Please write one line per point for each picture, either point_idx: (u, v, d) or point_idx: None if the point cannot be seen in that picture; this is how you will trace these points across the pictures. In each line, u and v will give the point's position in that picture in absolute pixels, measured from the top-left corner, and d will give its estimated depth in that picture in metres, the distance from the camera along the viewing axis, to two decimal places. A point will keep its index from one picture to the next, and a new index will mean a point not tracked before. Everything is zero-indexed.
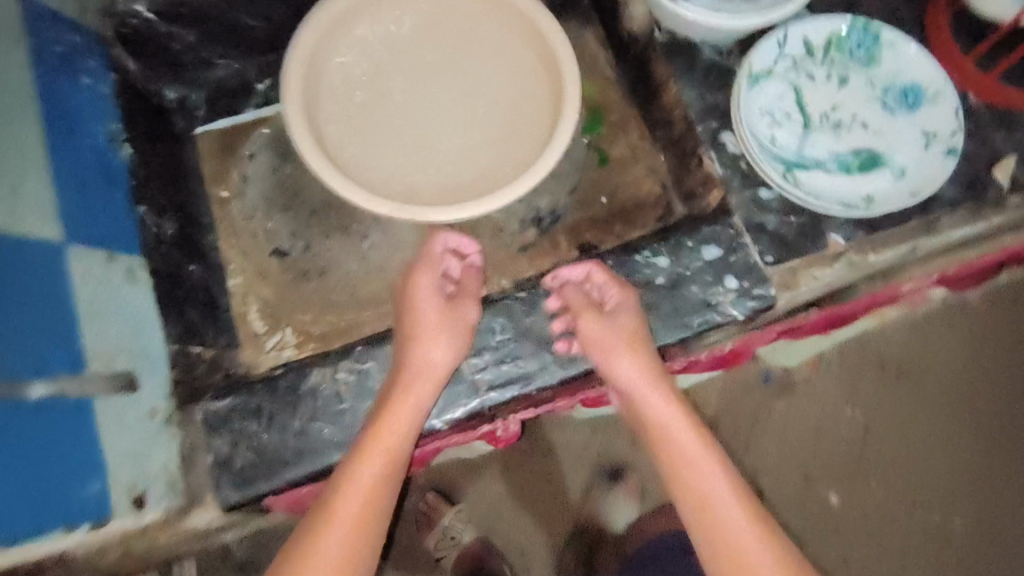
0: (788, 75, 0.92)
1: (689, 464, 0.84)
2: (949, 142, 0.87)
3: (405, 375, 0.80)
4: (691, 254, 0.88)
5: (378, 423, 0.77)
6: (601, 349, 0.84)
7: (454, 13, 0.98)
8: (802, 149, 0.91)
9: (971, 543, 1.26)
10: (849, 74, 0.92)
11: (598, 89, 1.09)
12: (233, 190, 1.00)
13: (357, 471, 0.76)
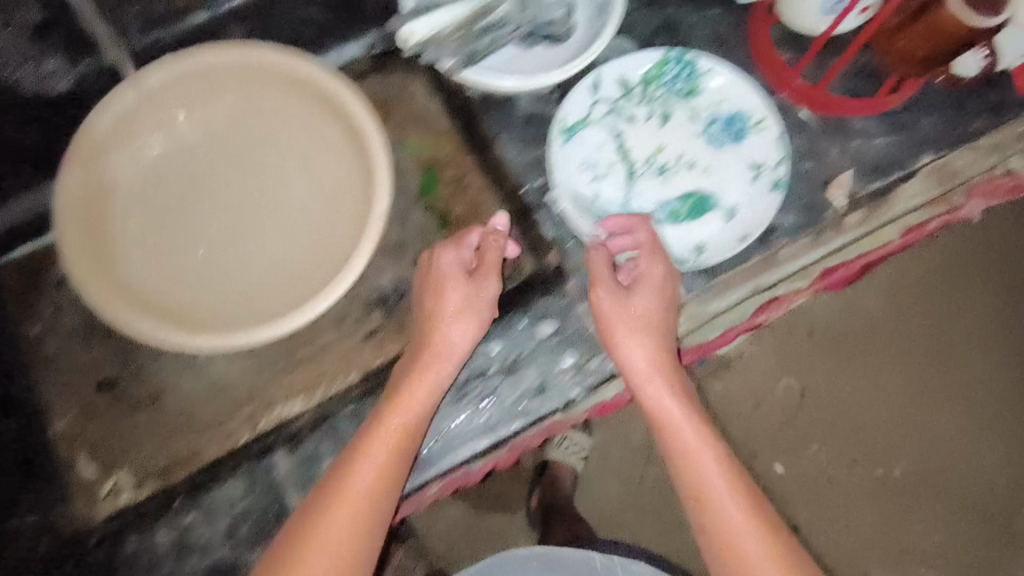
0: (605, 121, 0.87)
1: (692, 450, 0.75)
2: (775, 174, 0.84)
3: (426, 356, 0.78)
4: (524, 333, 0.83)
5: (399, 408, 0.76)
6: (621, 328, 0.77)
7: (242, 89, 0.86)
8: (628, 200, 0.87)
9: (912, 489, 1.25)
10: (670, 109, 0.87)
11: (433, 142, 1.00)
12: (45, 324, 0.92)
13: (377, 462, 0.73)
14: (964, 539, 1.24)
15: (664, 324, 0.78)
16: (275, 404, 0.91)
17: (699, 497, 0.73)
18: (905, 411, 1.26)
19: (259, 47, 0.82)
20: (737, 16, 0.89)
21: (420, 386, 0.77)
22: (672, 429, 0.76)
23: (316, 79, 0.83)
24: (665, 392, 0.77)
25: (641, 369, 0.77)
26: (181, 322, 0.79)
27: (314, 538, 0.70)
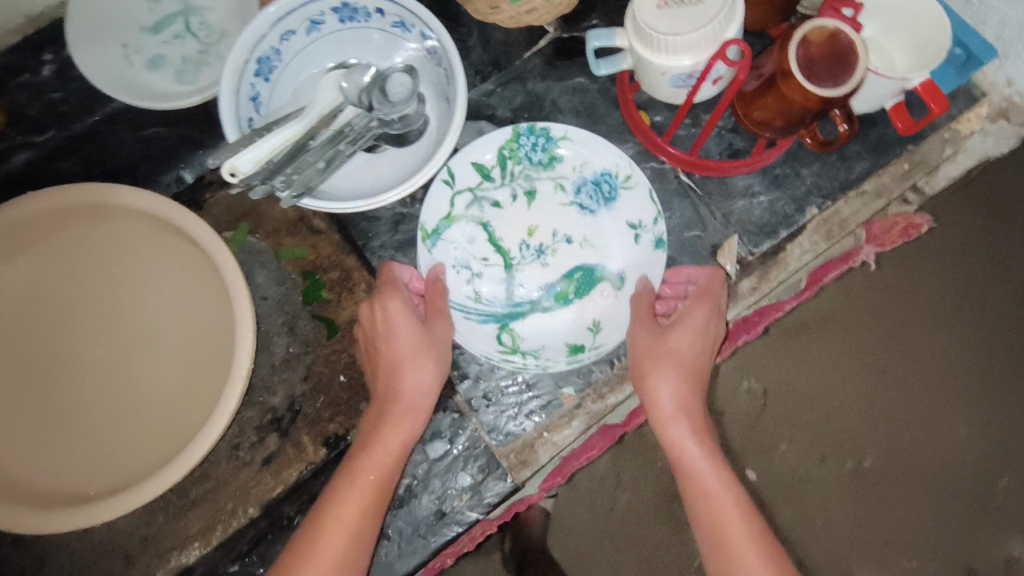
0: (471, 212, 0.82)
1: (712, 487, 0.69)
2: (655, 231, 0.80)
3: (392, 406, 0.74)
4: (416, 458, 0.77)
5: (372, 458, 0.71)
6: (642, 356, 0.74)
7: (85, 230, 0.81)
8: (511, 295, 0.80)
9: (892, 479, 1.06)
10: (534, 185, 0.83)
11: (311, 244, 0.95)
12: None
13: (351, 516, 0.68)
14: (959, 534, 1.06)
15: (676, 351, 0.74)
16: (172, 554, 0.85)
17: (718, 540, 0.66)
18: (897, 406, 1.06)
19: (89, 185, 0.76)
20: (600, 84, 0.88)
21: (392, 436, 0.72)
22: (693, 466, 0.71)
23: (159, 206, 0.77)
24: (681, 424, 0.73)
25: (660, 397, 0.73)
26: (39, 497, 0.73)
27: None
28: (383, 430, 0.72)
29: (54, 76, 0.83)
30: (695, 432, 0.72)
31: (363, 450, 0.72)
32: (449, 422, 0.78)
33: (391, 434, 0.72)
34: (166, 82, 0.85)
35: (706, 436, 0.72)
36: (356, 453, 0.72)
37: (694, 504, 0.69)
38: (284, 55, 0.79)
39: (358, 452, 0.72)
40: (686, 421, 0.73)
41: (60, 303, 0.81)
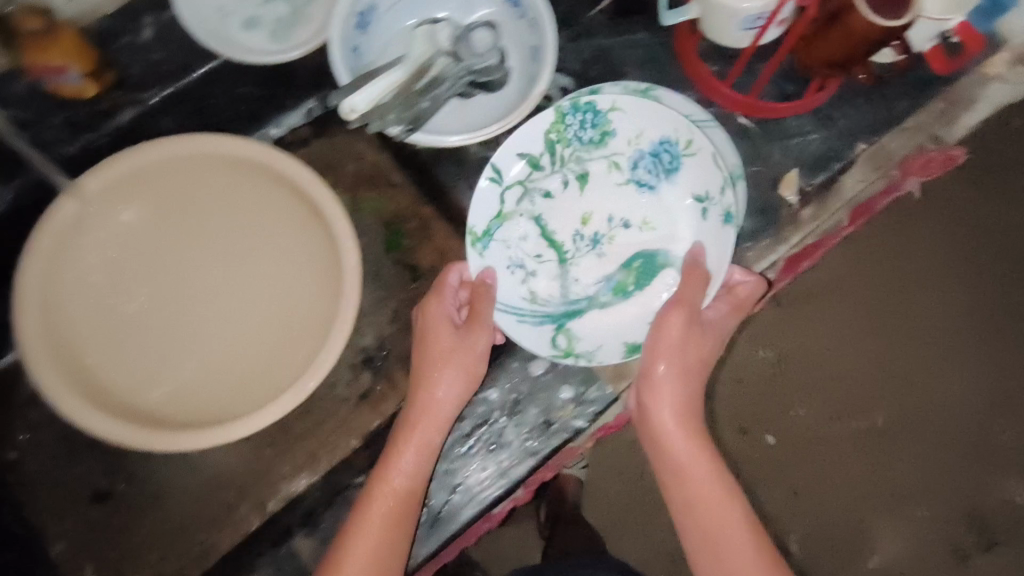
0: (529, 206, 0.86)
1: (700, 477, 0.75)
2: (723, 203, 0.83)
3: (423, 421, 0.79)
4: (521, 375, 0.85)
5: (396, 474, 0.77)
6: (669, 338, 0.78)
7: (192, 183, 0.85)
8: (567, 294, 0.86)
9: (900, 433, 1.21)
10: (586, 175, 0.87)
11: (390, 198, 1.01)
12: (24, 448, 0.89)
13: (380, 527, 0.74)
14: (967, 470, 1.20)
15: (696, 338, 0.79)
16: (279, 484, 0.90)
17: (700, 525, 0.73)
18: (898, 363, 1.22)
19: (197, 136, 0.80)
20: (661, 36, 0.94)
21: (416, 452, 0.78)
22: (685, 456, 0.76)
23: (264, 156, 0.81)
24: (676, 413, 0.78)
25: (660, 387, 0.78)
26: (159, 426, 0.77)
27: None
28: (409, 445, 0.78)
29: (155, 38, 0.85)
30: (684, 424, 0.77)
31: (386, 468, 0.77)
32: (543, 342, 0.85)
33: (415, 450, 0.78)
34: (259, 41, 0.89)
35: (696, 427, 0.78)
36: (379, 471, 0.77)
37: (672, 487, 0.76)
38: (378, 10, 0.84)
39: (383, 469, 0.77)
40: (681, 410, 0.78)
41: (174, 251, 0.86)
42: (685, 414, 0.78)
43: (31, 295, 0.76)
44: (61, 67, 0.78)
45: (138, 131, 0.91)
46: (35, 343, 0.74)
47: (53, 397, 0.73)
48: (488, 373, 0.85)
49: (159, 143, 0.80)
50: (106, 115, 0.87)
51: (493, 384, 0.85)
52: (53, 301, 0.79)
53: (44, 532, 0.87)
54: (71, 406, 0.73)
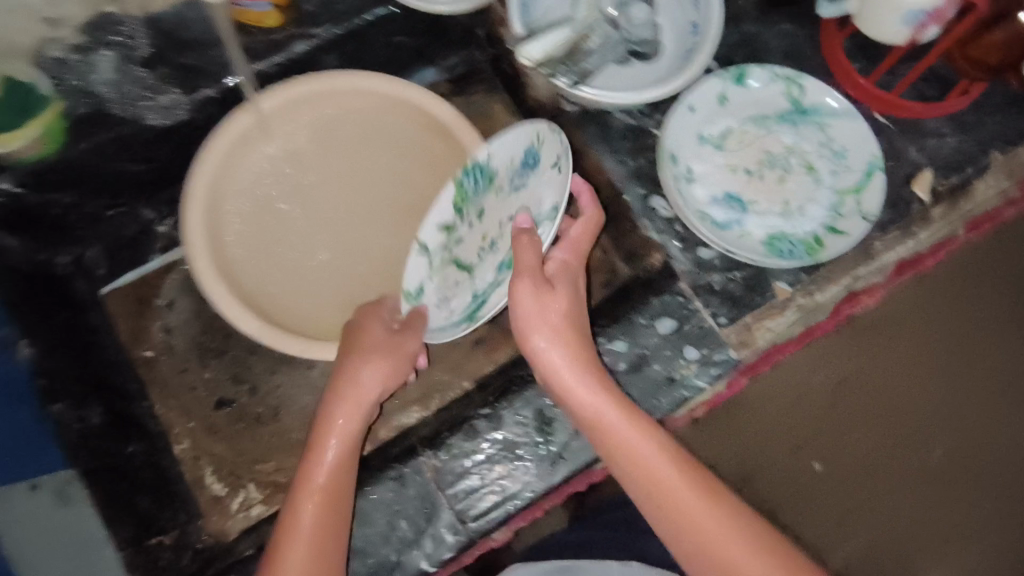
0: (523, 178, 0.77)
1: (644, 468, 0.65)
2: (861, 209, 0.87)
3: (332, 400, 0.73)
4: (646, 331, 0.86)
5: (319, 452, 0.71)
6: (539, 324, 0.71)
7: (349, 117, 0.91)
8: (475, 289, 0.80)
9: None
10: (535, 158, 0.77)
11: None
12: (158, 347, 0.93)
13: (307, 507, 0.68)
14: None
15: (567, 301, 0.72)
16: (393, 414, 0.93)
17: (665, 513, 0.64)
18: None
19: (371, 77, 0.88)
20: (805, 31, 0.98)
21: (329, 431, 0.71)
22: (623, 437, 0.67)
23: (426, 102, 0.88)
24: (578, 385, 0.69)
25: (547, 366, 0.70)
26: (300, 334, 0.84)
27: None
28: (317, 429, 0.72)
29: None
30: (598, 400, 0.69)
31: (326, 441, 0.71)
32: (672, 304, 0.87)
33: (345, 423, 0.72)
34: None
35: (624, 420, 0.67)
36: (315, 443, 0.72)
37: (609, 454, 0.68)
38: None
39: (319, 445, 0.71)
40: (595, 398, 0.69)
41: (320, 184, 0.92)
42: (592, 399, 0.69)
43: (200, 195, 0.82)
44: None
45: (306, 64, 0.95)
46: (200, 241, 0.81)
47: (211, 290, 0.80)
48: (615, 324, 0.86)
49: (334, 75, 0.88)
50: (282, 45, 0.92)
51: (621, 335, 0.86)
52: (216, 207, 0.85)
53: (168, 429, 0.90)
54: (224, 299, 0.80)
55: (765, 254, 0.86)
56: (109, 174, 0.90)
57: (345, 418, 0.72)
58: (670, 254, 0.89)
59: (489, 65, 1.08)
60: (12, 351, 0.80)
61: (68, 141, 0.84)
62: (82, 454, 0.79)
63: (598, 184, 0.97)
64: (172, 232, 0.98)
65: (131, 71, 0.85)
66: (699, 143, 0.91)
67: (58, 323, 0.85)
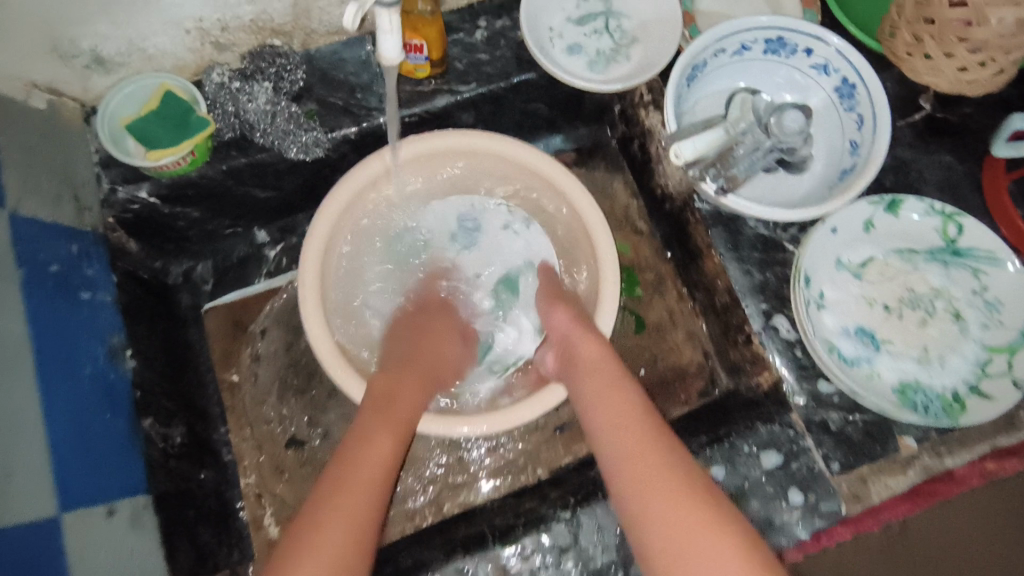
0: (468, 240, 0.94)
1: (638, 452, 0.64)
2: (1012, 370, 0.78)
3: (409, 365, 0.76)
4: (749, 461, 0.80)
5: (392, 396, 0.70)
6: (570, 331, 0.79)
7: (469, 167, 0.90)
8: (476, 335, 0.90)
9: None
10: (478, 224, 0.94)
11: (631, 247, 1.04)
12: (244, 373, 0.94)
13: (380, 439, 0.65)
14: None
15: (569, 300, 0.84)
16: (461, 491, 0.91)
17: (647, 501, 0.60)
18: None
19: (506, 140, 0.85)
20: (968, 165, 0.91)
21: (404, 383, 0.73)
22: (629, 423, 0.67)
23: (557, 176, 0.86)
24: (576, 344, 0.78)
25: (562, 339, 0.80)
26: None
27: (341, 502, 0.59)
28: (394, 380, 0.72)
29: (484, 40, 0.94)
30: (612, 389, 0.71)
31: (395, 391, 0.71)
32: (781, 438, 0.80)
33: (415, 383, 0.73)
34: (577, 66, 0.94)
35: (634, 410, 0.68)
36: (382, 388, 0.71)
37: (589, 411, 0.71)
38: (709, 68, 0.87)
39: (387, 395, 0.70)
40: (609, 388, 0.71)
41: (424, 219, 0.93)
42: (610, 388, 0.71)
43: (319, 237, 0.82)
44: (417, 46, 0.84)
45: (441, 118, 0.95)
46: (310, 284, 0.81)
47: (309, 334, 0.80)
48: (716, 447, 0.80)
49: (470, 134, 0.85)
50: (425, 97, 0.92)
51: (721, 461, 0.80)
52: (331, 249, 0.85)
53: (237, 460, 0.90)
54: (320, 346, 0.79)
55: (895, 402, 0.79)
56: (236, 198, 0.92)
57: (417, 380, 0.74)
58: (785, 380, 0.83)
59: (616, 145, 1.07)
60: (118, 359, 0.77)
61: (210, 160, 0.85)
62: (159, 475, 0.76)
63: (715, 288, 0.92)
64: (280, 258, 0.99)
65: (281, 104, 0.85)
66: (836, 268, 0.85)
67: (160, 336, 0.86)
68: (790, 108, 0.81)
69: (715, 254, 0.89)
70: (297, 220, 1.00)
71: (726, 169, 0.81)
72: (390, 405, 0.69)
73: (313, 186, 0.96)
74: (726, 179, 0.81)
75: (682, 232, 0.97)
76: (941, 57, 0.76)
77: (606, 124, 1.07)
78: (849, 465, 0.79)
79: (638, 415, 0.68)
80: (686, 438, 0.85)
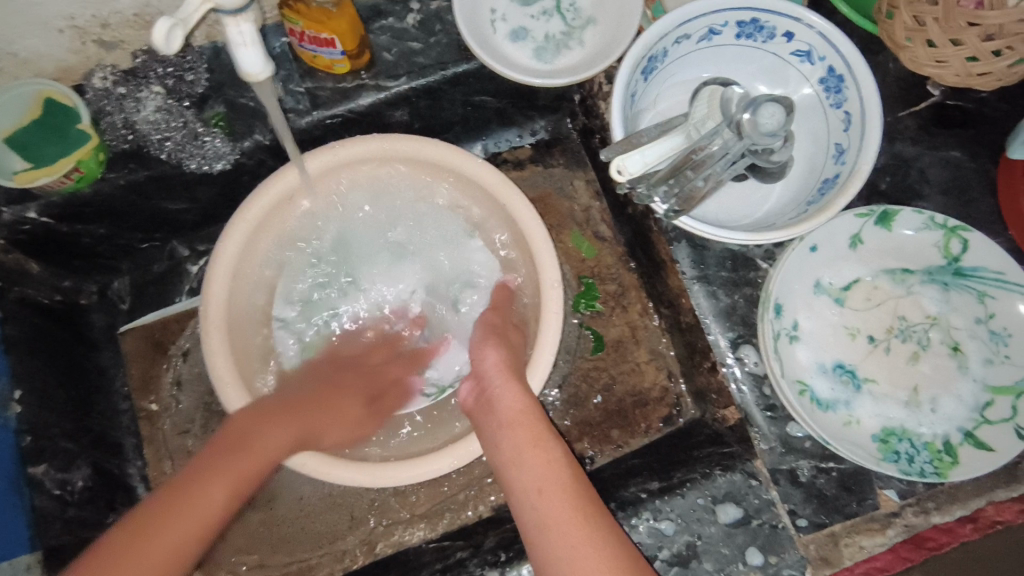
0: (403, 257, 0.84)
1: (560, 520, 0.58)
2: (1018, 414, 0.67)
3: (303, 409, 0.70)
4: (703, 517, 0.70)
5: (268, 419, 0.66)
6: (490, 371, 0.71)
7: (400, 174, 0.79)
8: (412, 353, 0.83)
9: None
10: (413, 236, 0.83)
11: (590, 253, 0.91)
12: (163, 402, 0.86)
13: (233, 467, 0.59)
14: None
15: (503, 335, 0.75)
16: (394, 530, 0.82)
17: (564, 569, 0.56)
18: None
19: (438, 144, 0.75)
20: (983, 164, 0.76)
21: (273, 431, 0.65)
22: (549, 486, 0.61)
23: (497, 186, 0.75)
24: (491, 386, 0.70)
25: (481, 379, 0.71)
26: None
27: (148, 538, 0.53)
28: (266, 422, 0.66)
29: (417, 25, 0.81)
30: (534, 446, 0.64)
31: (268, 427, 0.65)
32: (741, 490, 0.71)
33: (277, 436, 0.64)
34: (523, 55, 0.81)
35: (555, 468, 0.62)
36: (262, 412, 0.67)
37: (505, 469, 0.64)
38: (671, 58, 0.74)
39: (236, 444, 0.61)
40: (530, 442, 0.65)
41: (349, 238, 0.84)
42: (531, 443, 0.64)
43: (227, 260, 0.72)
44: (328, 40, 0.73)
45: (371, 116, 0.84)
46: (215, 312, 0.71)
47: (214, 374, 0.70)
48: (666, 498, 0.71)
49: (399, 138, 0.74)
50: (348, 94, 0.80)
51: (672, 515, 0.71)
52: (246, 270, 0.76)
53: (156, 497, 0.84)
54: (227, 388, 0.70)
55: (875, 454, 0.69)
56: (149, 212, 0.83)
57: (315, 412, 0.70)
58: (752, 421, 0.73)
59: (578, 136, 0.94)
60: (2, 408, 0.71)
61: (107, 172, 0.76)
62: (54, 526, 0.70)
63: (679, 307, 0.81)
64: (203, 273, 0.91)
65: (178, 110, 0.76)
66: (814, 292, 0.73)
67: (63, 369, 0.78)
68: (767, 101, 0.68)
69: (678, 271, 0.78)
70: (221, 230, 0.91)
71: (682, 185, 0.69)
72: (245, 450, 0.61)
73: (232, 195, 0.86)
74: (680, 199, 0.68)
75: (645, 240, 0.85)
76: (946, 44, 0.64)
77: (565, 113, 0.94)
78: (818, 522, 0.70)
79: (560, 475, 0.62)
80: (635, 484, 0.76)
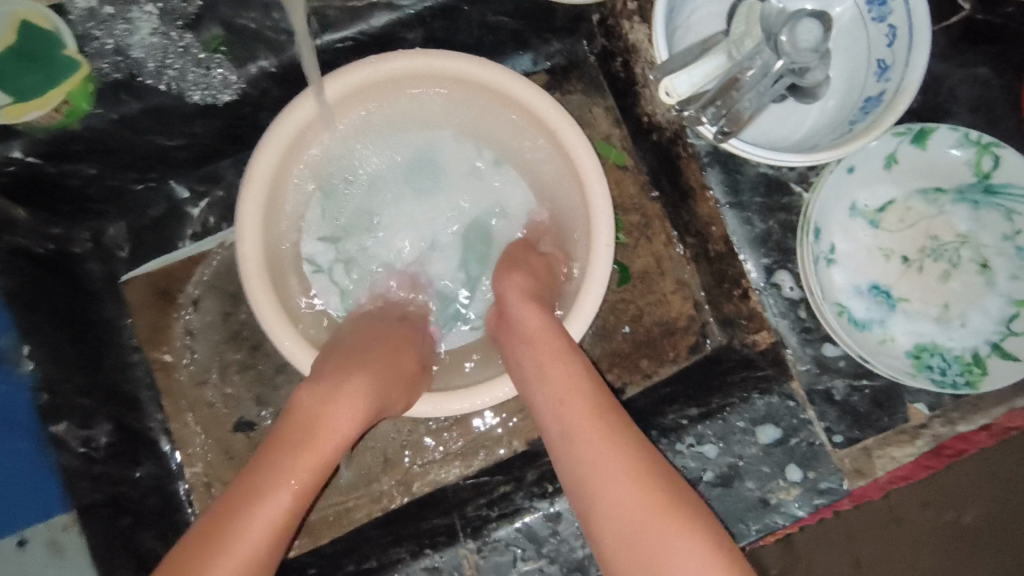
0: (417, 184, 0.81)
1: (581, 430, 0.57)
2: None
3: (383, 337, 0.69)
4: (743, 438, 0.72)
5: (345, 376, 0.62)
6: (513, 296, 0.68)
7: (417, 101, 0.76)
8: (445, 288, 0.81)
9: None
10: (438, 151, 0.80)
11: (612, 184, 0.89)
12: (177, 353, 0.84)
13: (322, 431, 0.57)
14: None
15: (518, 265, 0.73)
16: (430, 468, 0.83)
17: (588, 480, 0.55)
18: None
19: (467, 60, 0.71)
20: (1011, 78, 0.75)
21: (366, 360, 0.64)
22: (571, 398, 0.59)
23: (538, 104, 0.71)
24: (518, 308, 0.67)
25: (507, 299, 0.69)
26: None
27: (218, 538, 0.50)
28: (359, 356, 0.65)
29: None
30: (557, 362, 0.62)
31: (354, 371, 0.62)
32: (779, 411, 0.72)
33: (381, 356, 0.66)
34: None
35: (578, 384, 0.60)
36: (343, 361, 0.64)
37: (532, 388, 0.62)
38: None
39: (345, 368, 0.62)
40: (552, 358, 0.62)
41: (373, 173, 0.80)
42: (555, 360, 0.62)
43: (260, 184, 0.69)
44: None
45: (383, 39, 0.78)
46: (251, 246, 0.69)
47: (259, 311, 0.69)
48: (708, 423, 0.73)
49: (417, 54, 0.71)
50: (360, 15, 0.74)
51: (714, 438, 0.73)
52: (273, 203, 0.72)
53: (182, 448, 0.82)
54: (277, 327, 0.69)
55: (908, 369, 0.71)
56: (143, 151, 0.76)
57: (389, 348, 0.68)
58: (787, 344, 0.74)
59: (596, 60, 0.90)
60: (13, 366, 0.69)
61: (97, 107, 0.69)
62: (85, 484, 0.70)
63: (708, 235, 0.80)
64: (205, 215, 0.85)
65: (174, 37, 0.68)
66: (850, 215, 0.74)
67: (66, 320, 0.75)
68: (806, 17, 0.64)
69: (711, 199, 0.76)
70: (221, 168, 0.85)
71: (729, 108, 0.66)
72: (342, 387, 0.61)
73: (233, 131, 0.80)
74: (729, 120, 0.67)
75: (670, 167, 0.83)
76: None
77: (582, 36, 0.89)
78: (853, 437, 0.72)
79: (584, 387, 0.60)
80: (674, 411, 0.78)
